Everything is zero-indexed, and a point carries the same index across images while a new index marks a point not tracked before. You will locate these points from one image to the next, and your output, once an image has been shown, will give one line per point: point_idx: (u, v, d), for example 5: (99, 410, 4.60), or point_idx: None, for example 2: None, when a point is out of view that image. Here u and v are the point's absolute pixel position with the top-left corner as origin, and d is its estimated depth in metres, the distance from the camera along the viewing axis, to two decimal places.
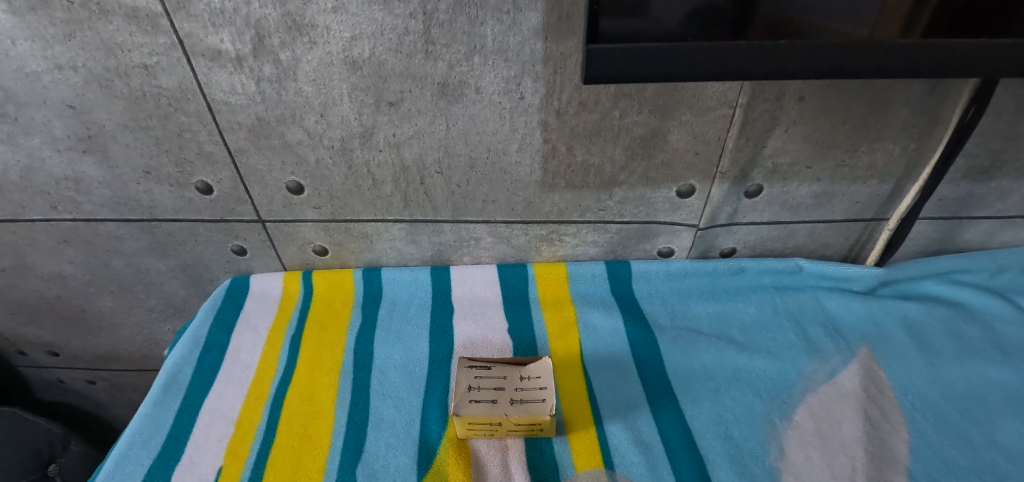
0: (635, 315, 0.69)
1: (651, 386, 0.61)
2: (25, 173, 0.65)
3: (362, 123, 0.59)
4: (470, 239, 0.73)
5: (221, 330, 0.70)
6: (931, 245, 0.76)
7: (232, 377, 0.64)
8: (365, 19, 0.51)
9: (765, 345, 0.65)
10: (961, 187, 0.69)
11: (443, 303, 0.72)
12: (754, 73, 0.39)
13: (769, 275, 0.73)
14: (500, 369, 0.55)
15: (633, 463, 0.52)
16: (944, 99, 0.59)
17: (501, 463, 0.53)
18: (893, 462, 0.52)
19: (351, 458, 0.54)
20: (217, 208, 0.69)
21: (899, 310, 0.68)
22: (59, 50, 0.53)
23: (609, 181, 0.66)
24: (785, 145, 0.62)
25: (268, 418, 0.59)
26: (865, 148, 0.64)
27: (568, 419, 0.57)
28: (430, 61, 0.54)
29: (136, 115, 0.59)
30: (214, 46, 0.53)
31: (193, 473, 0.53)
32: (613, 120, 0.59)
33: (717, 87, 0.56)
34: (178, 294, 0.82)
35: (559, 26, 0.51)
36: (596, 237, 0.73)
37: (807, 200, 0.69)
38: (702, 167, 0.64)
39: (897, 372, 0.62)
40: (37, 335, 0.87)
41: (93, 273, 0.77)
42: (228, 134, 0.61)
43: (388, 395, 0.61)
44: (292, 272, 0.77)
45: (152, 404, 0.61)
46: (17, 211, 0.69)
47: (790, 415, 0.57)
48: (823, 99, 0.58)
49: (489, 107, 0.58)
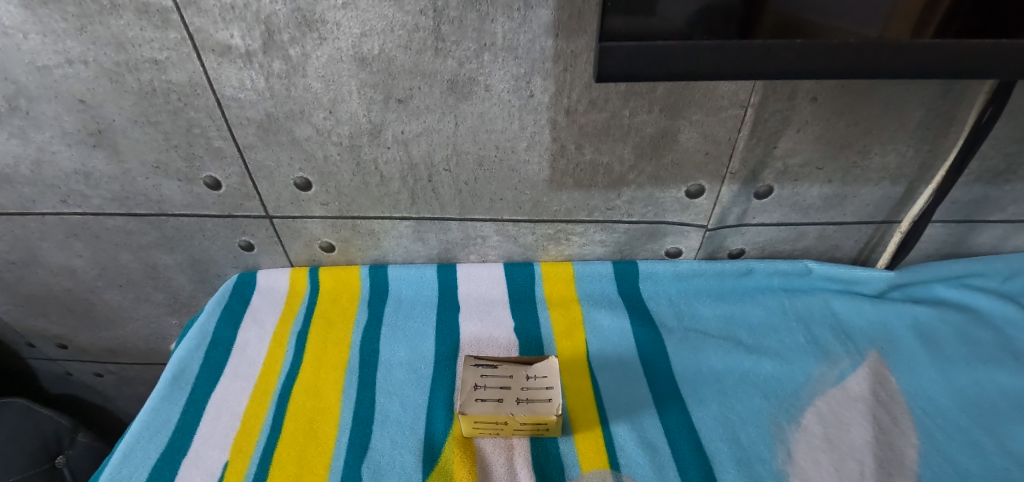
0: (642, 316, 0.69)
1: (658, 386, 0.60)
2: (36, 167, 0.66)
3: (370, 120, 0.59)
4: (477, 237, 0.72)
5: (228, 326, 0.70)
6: (943, 248, 0.75)
7: (239, 372, 0.65)
8: (375, 15, 0.51)
9: (773, 347, 0.65)
10: (975, 190, 0.68)
11: (449, 301, 0.72)
12: (770, 73, 0.38)
13: (777, 277, 0.72)
14: (506, 368, 0.55)
15: (639, 465, 0.52)
16: (958, 101, 0.58)
17: (506, 462, 0.53)
18: (902, 467, 0.52)
19: (356, 455, 0.54)
20: (225, 204, 0.70)
21: (909, 314, 0.68)
22: (70, 45, 0.54)
23: (618, 180, 0.65)
24: (796, 146, 0.61)
25: (274, 414, 0.59)
26: (877, 149, 0.63)
27: (574, 419, 0.56)
28: (439, 58, 0.54)
29: (147, 110, 0.59)
30: (223, 41, 0.53)
31: (200, 468, 0.54)
32: (623, 119, 0.59)
33: (728, 87, 0.56)
34: (186, 289, 0.82)
35: (571, 23, 0.51)
36: (603, 237, 0.72)
37: (818, 202, 0.68)
38: (712, 167, 0.63)
39: (907, 376, 0.61)
40: (46, 327, 0.88)
41: (101, 267, 0.78)
42: (237, 130, 0.61)
43: (394, 392, 0.61)
44: (299, 268, 0.77)
45: (159, 398, 0.61)
46: (27, 205, 0.70)
47: (798, 418, 0.57)
48: (836, 99, 0.57)
49: (498, 104, 0.57)
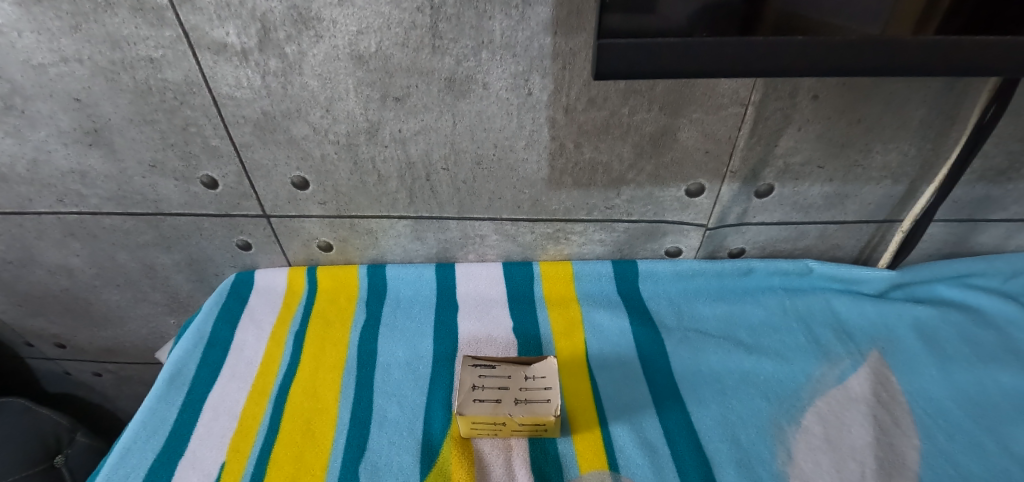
0: (642, 316, 0.68)
1: (657, 387, 0.60)
2: (32, 166, 0.65)
3: (368, 118, 0.59)
4: (476, 236, 0.72)
5: (225, 325, 0.70)
6: (945, 247, 0.75)
7: (236, 372, 0.64)
8: (372, 13, 0.50)
9: (774, 347, 0.64)
10: (977, 189, 0.67)
11: (448, 301, 0.72)
12: (770, 70, 0.38)
13: (778, 276, 0.72)
14: (504, 368, 0.55)
15: (639, 466, 0.52)
16: (961, 99, 0.58)
17: (504, 463, 0.52)
18: (903, 468, 0.51)
19: (354, 456, 0.54)
20: (222, 203, 0.69)
21: (911, 314, 0.67)
22: (65, 43, 0.53)
23: (617, 179, 0.65)
24: (797, 144, 0.61)
25: (272, 414, 0.59)
26: (879, 148, 0.62)
27: (572, 420, 0.56)
28: (436, 56, 0.53)
29: (142, 108, 0.59)
30: (219, 39, 0.53)
31: (196, 469, 0.53)
32: (622, 117, 0.58)
33: (729, 85, 0.55)
34: (184, 288, 0.82)
35: (569, 21, 0.50)
36: (603, 236, 0.72)
37: (819, 201, 0.68)
38: (712, 166, 0.63)
39: (908, 377, 0.61)
40: (44, 327, 0.88)
41: (99, 266, 0.78)
42: (234, 128, 0.60)
43: (392, 392, 0.60)
44: (297, 267, 0.76)
45: (156, 398, 0.61)
46: (24, 204, 0.69)
47: (799, 419, 0.56)
48: (837, 97, 0.57)
49: (496, 103, 0.57)
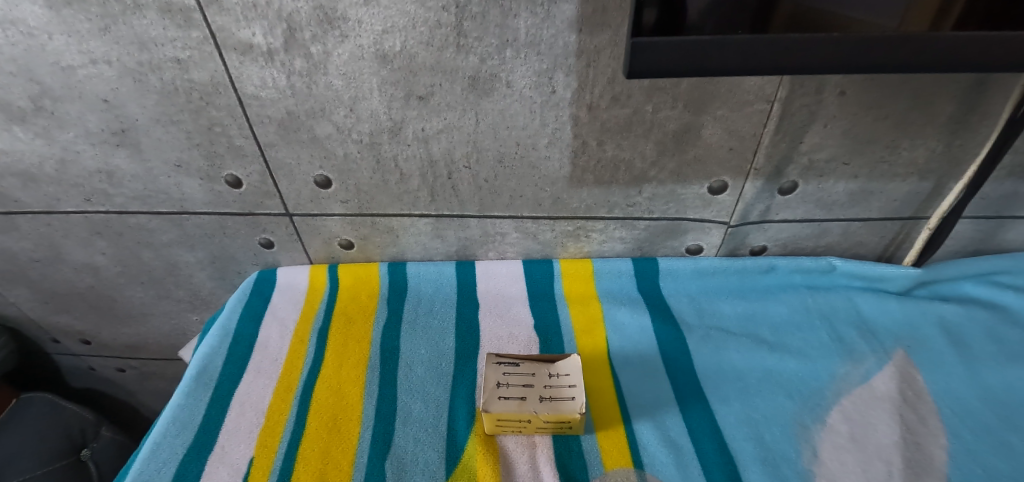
0: (663, 314, 0.68)
1: (680, 384, 0.60)
2: (61, 166, 0.66)
3: (391, 117, 0.59)
4: (496, 234, 0.72)
5: (249, 322, 0.71)
6: (971, 244, 0.74)
7: (261, 368, 0.65)
8: (397, 12, 0.50)
9: (797, 346, 0.64)
10: (1006, 185, 0.66)
11: (469, 299, 0.72)
12: (804, 67, 0.37)
13: (800, 274, 0.71)
14: (528, 365, 0.55)
15: (663, 463, 0.52)
16: (992, 95, 0.57)
17: (529, 460, 0.53)
18: (931, 467, 0.51)
19: (380, 451, 0.54)
20: (245, 202, 0.70)
21: (936, 312, 0.66)
22: (94, 45, 0.54)
23: (639, 176, 0.64)
24: (823, 141, 0.60)
25: (297, 410, 0.59)
26: (906, 144, 0.61)
27: (595, 417, 0.56)
28: (461, 55, 0.53)
29: (168, 109, 0.60)
30: (245, 40, 0.53)
31: (225, 463, 0.54)
32: (645, 114, 0.58)
33: (754, 81, 0.55)
34: (206, 286, 0.83)
35: (595, 18, 0.50)
36: (623, 233, 0.72)
37: (843, 198, 0.67)
38: (736, 163, 0.62)
39: (935, 376, 0.60)
40: (69, 323, 0.89)
41: (124, 264, 0.79)
42: (259, 128, 0.61)
43: (415, 389, 0.61)
44: (318, 265, 0.77)
45: (185, 394, 0.61)
46: (52, 203, 0.71)
47: (823, 418, 0.56)
48: (864, 93, 0.56)
49: (519, 100, 0.57)
